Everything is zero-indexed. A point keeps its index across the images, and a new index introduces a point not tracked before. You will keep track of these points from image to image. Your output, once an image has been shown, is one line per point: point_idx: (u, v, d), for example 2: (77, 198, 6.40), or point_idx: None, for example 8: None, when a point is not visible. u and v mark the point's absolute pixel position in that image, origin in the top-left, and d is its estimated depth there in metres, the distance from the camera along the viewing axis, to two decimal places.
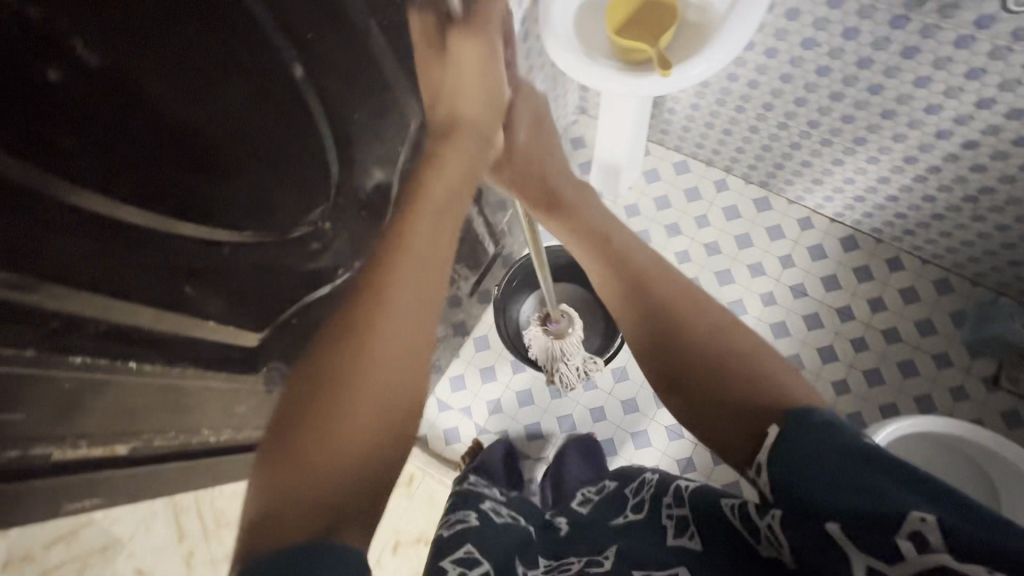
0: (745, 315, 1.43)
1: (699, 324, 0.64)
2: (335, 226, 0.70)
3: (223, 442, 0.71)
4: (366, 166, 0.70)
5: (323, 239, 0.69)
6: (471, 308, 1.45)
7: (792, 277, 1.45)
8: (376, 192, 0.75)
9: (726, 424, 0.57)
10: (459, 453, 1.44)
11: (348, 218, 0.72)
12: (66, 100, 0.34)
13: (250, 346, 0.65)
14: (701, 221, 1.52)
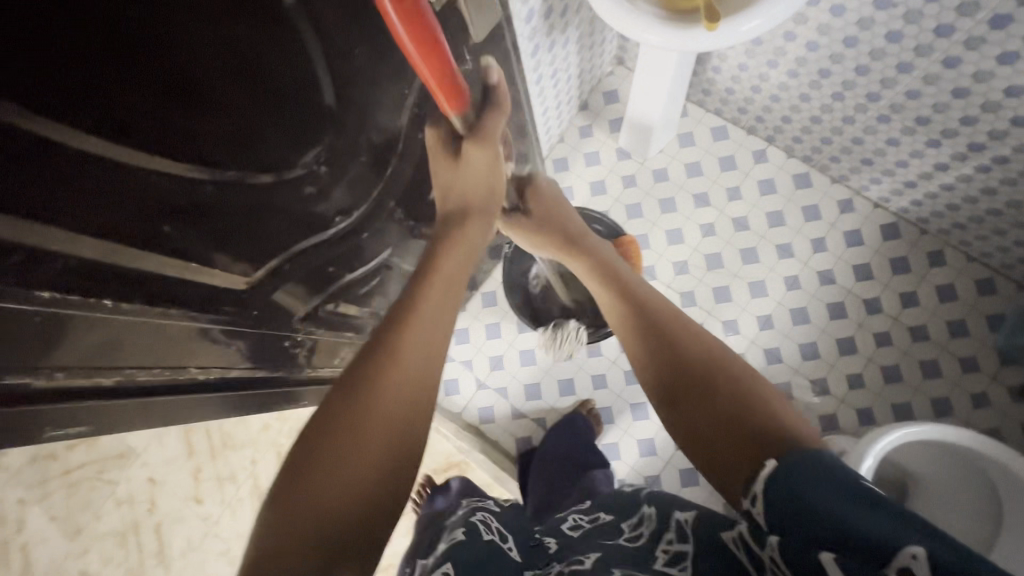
0: (765, 297, 1.37)
1: (701, 352, 0.63)
2: (335, 168, 0.67)
3: (216, 381, 0.71)
4: (372, 108, 0.65)
5: (325, 183, 0.66)
6: (482, 263, 1.42)
7: (821, 263, 1.37)
8: (383, 136, 0.70)
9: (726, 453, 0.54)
10: (457, 405, 1.45)
11: (350, 161, 0.68)
12: (26, 16, 0.30)
13: (238, 289, 0.64)
14: (732, 193, 1.43)
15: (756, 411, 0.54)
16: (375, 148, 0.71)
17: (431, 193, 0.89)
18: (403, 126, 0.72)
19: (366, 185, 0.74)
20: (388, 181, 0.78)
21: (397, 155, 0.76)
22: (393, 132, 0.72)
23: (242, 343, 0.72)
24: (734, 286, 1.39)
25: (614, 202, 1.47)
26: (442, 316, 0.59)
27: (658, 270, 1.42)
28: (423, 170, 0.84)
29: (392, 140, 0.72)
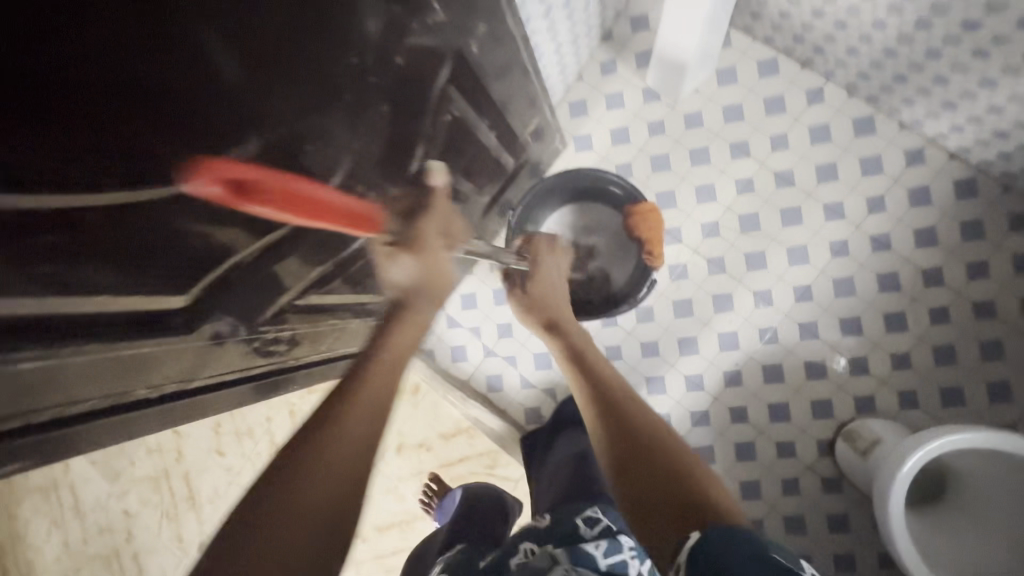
0: (806, 265, 1.21)
1: (647, 429, 0.75)
2: (302, 147, 0.53)
3: (205, 391, 0.63)
4: (318, 83, 0.51)
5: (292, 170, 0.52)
6: (489, 223, 1.29)
7: (876, 226, 1.19)
8: (344, 98, 0.56)
9: (664, 526, 0.62)
10: (465, 372, 1.41)
11: (315, 137, 0.54)
12: None
13: (183, 307, 0.51)
14: (778, 141, 1.23)
15: (691, 497, 0.63)
16: (335, 119, 0.56)
17: (411, 169, 0.76)
18: (363, 88, 0.58)
19: (337, 167, 0.60)
20: (362, 162, 0.64)
21: (365, 122, 0.61)
22: (355, 94, 0.57)
23: (224, 347, 0.62)
24: (771, 252, 1.23)
25: (638, 153, 1.29)
26: (392, 373, 0.58)
27: (684, 232, 1.27)
28: (396, 144, 0.70)
29: (352, 105, 0.58)
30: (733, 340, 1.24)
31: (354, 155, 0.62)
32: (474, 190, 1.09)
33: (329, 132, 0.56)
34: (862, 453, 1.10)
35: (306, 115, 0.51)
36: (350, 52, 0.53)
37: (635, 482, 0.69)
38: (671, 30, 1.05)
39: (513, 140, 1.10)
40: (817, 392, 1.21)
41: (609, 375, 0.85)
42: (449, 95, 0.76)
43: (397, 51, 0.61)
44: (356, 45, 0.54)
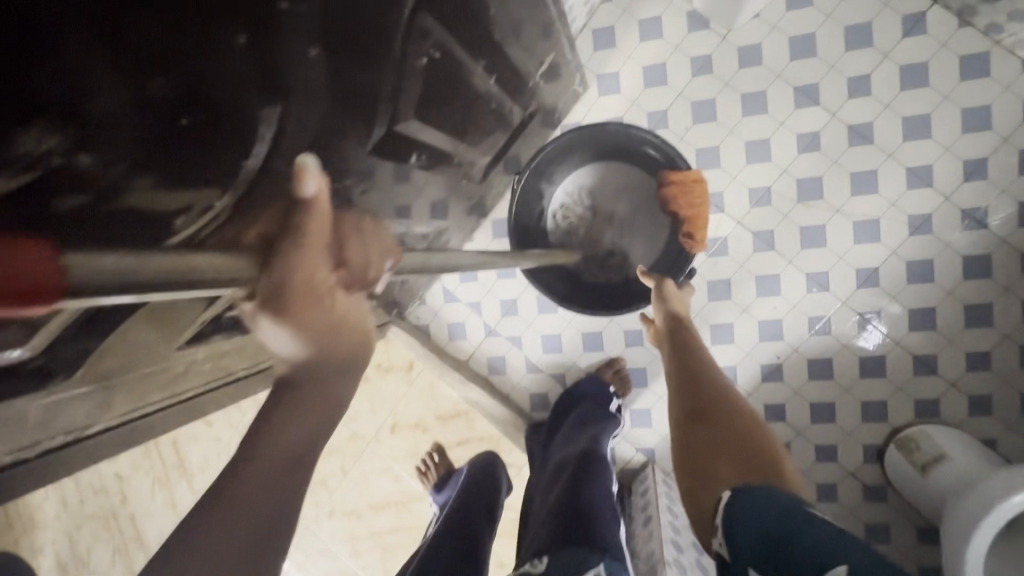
0: (875, 243, 1.00)
1: (724, 399, 0.75)
2: (176, 119, 0.33)
3: (114, 428, 0.52)
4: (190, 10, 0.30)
5: (162, 150, 0.33)
6: (491, 182, 1.07)
7: (970, 198, 0.96)
8: (235, 37, 0.34)
9: (722, 466, 0.65)
10: (464, 351, 1.26)
11: (202, 99, 0.34)
12: None
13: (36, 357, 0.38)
14: (857, 85, 0.99)
15: (748, 436, 0.68)
16: (227, 73, 0.34)
17: (370, 142, 0.55)
18: (273, 18, 0.35)
19: (248, 144, 0.39)
20: (286, 138, 0.42)
21: (291, 73, 0.39)
22: (256, 31, 0.35)
23: (120, 384, 0.51)
24: (834, 226, 1.01)
25: (676, 98, 1.05)
26: (283, 466, 0.34)
27: (727, 198, 1.05)
28: (347, 108, 0.48)
29: (261, 48, 0.36)
30: (776, 329, 1.06)
31: (284, 129, 0.42)
32: (471, 147, 0.87)
33: (226, 91, 0.35)
34: (921, 469, 0.95)
35: (167, 65, 0.31)
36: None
37: (708, 418, 0.73)
38: None
39: (522, 81, 0.87)
40: (870, 392, 1.03)
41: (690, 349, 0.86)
42: (431, 32, 0.54)
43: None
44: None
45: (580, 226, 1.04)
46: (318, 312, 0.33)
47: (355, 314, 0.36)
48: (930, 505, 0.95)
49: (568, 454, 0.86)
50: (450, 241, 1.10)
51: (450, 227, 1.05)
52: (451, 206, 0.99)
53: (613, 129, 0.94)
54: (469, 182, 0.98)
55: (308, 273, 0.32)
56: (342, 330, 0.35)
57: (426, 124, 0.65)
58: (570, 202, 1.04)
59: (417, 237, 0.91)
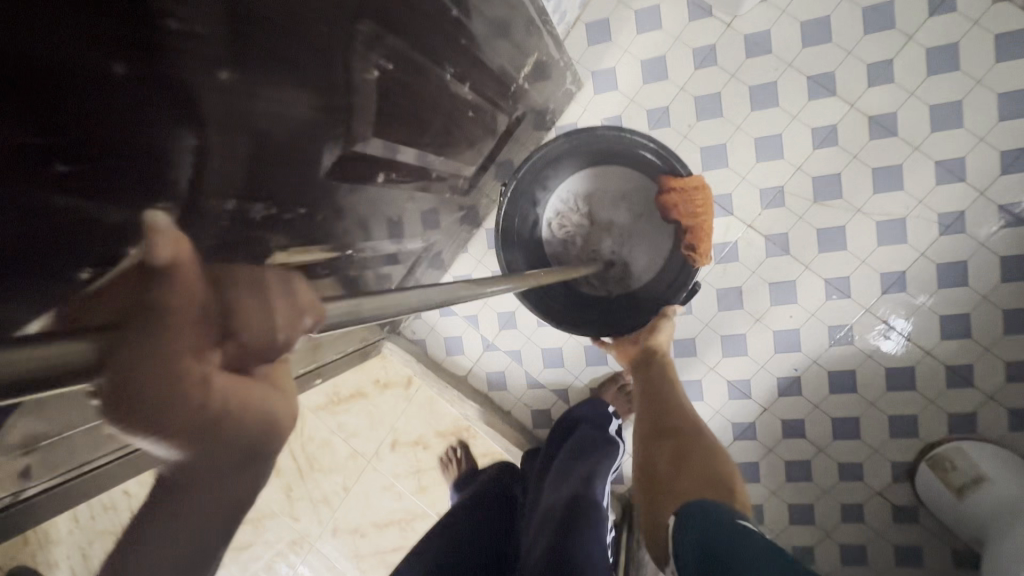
0: (901, 243, 0.92)
1: (690, 429, 0.83)
2: (51, 166, 0.26)
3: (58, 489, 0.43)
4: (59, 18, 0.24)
5: (38, 194, 0.26)
6: (482, 190, 1.02)
7: (1008, 191, 0.87)
8: (110, 67, 0.27)
9: (688, 488, 0.73)
10: (463, 367, 1.24)
11: (83, 142, 0.27)
12: None
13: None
14: (879, 70, 0.90)
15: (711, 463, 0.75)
16: (109, 107, 0.28)
17: (322, 165, 0.50)
18: (159, 40, 0.29)
19: (167, 185, 0.33)
20: (212, 168, 0.36)
21: (201, 103, 0.33)
22: (138, 58, 0.28)
23: None
24: (854, 226, 0.93)
25: (678, 93, 0.98)
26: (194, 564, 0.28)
27: (737, 199, 0.97)
28: (284, 133, 0.42)
29: (153, 76, 0.29)
30: (792, 339, 0.98)
31: (209, 161, 0.35)
32: (453, 157, 0.81)
33: (115, 129, 0.28)
34: (957, 491, 0.87)
35: (39, 107, 0.25)
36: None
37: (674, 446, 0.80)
38: None
39: (505, 83, 0.81)
40: (898, 406, 0.95)
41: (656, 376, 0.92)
42: (385, 41, 0.49)
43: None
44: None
45: (577, 234, 0.98)
46: (191, 410, 0.26)
47: (255, 393, 0.30)
48: (967, 531, 0.87)
49: (554, 499, 0.83)
50: (442, 253, 1.04)
51: (441, 238, 0.99)
52: (440, 217, 0.93)
53: (610, 135, 0.86)
54: (458, 192, 0.93)
55: (173, 363, 0.25)
56: (242, 416, 0.29)
57: (389, 139, 0.59)
58: (566, 211, 0.98)
59: (403, 253, 0.85)
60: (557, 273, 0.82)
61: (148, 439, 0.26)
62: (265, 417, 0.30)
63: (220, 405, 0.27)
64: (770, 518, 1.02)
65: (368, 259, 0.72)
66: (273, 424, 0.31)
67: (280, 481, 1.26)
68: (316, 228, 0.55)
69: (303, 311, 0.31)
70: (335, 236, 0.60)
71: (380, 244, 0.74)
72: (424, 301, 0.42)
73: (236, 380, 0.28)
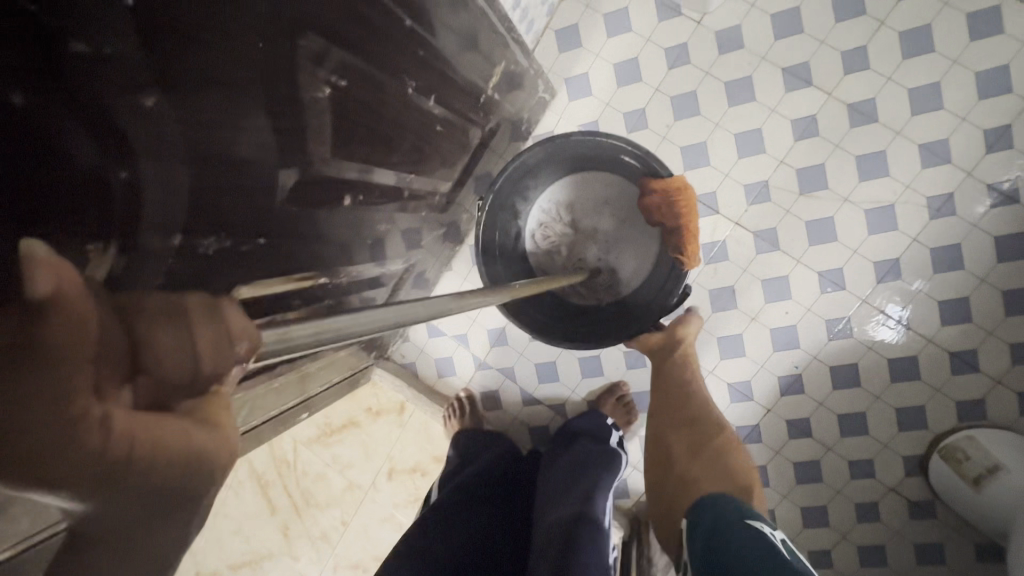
0: (892, 229, 0.90)
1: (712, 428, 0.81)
2: None
3: None
4: None
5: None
6: (461, 206, 0.99)
7: (995, 170, 0.86)
8: (9, 96, 0.23)
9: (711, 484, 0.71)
10: (455, 387, 1.20)
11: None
12: None
13: None
14: (855, 58, 0.88)
15: (732, 466, 0.75)
16: (11, 140, 0.24)
17: (279, 193, 0.47)
18: (61, 60, 0.25)
19: (97, 224, 0.29)
20: (151, 202, 0.33)
21: (129, 133, 0.30)
22: (38, 85, 0.25)
23: None
24: (843, 217, 0.91)
25: (654, 94, 0.96)
26: None
27: (722, 197, 0.95)
28: (229, 163, 0.39)
29: (66, 104, 0.26)
30: (790, 335, 0.95)
31: (148, 194, 0.32)
32: (427, 173, 0.79)
33: (18, 163, 0.24)
34: (973, 482, 0.84)
35: None
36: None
37: (695, 442, 0.79)
38: None
39: (474, 94, 0.79)
40: (904, 397, 0.92)
41: (671, 371, 0.88)
42: (336, 59, 0.46)
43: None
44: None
45: (561, 244, 0.96)
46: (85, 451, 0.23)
47: (179, 432, 0.26)
48: (988, 522, 0.84)
49: (557, 516, 0.80)
50: (426, 273, 1.01)
51: (423, 259, 0.97)
52: (421, 236, 0.90)
53: (588, 141, 0.84)
54: (436, 209, 0.90)
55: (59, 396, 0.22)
56: (156, 455, 0.25)
57: (352, 159, 0.57)
58: (548, 222, 0.95)
59: (385, 275, 0.82)
60: (546, 282, 0.81)
61: (40, 490, 0.23)
62: (195, 459, 0.26)
63: (121, 443, 0.24)
64: (783, 523, 0.98)
65: (346, 285, 0.69)
66: (198, 462, 0.26)
67: (276, 520, 1.21)
68: (284, 260, 0.52)
69: (239, 336, 0.28)
70: (307, 264, 0.57)
71: (359, 268, 0.71)
72: (399, 317, 0.40)
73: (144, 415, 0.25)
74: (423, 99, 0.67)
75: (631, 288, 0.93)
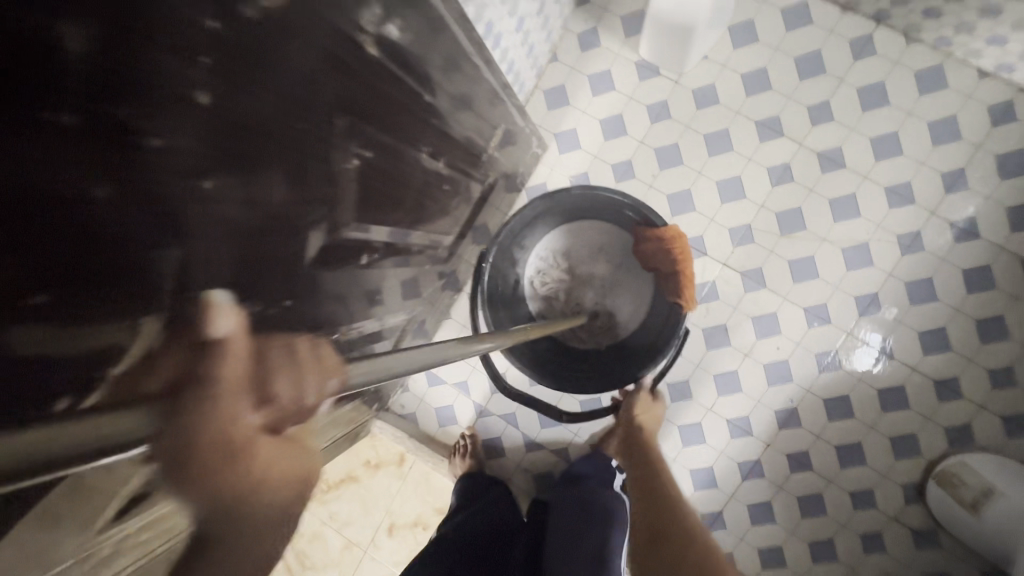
0: (868, 265, 0.95)
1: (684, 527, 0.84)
2: (29, 298, 0.24)
3: None
4: (57, 151, 0.23)
5: (3, 327, 0.23)
6: (461, 256, 1.02)
7: (956, 209, 0.93)
8: (94, 191, 0.25)
9: None
10: (454, 436, 1.19)
11: (43, 265, 0.24)
12: None
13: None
14: (820, 111, 0.97)
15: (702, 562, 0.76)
16: (90, 228, 0.26)
17: (306, 255, 0.49)
18: (139, 154, 0.27)
19: (150, 296, 0.31)
20: (198, 273, 0.34)
21: (182, 214, 0.31)
22: (117, 176, 0.27)
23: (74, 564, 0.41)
24: (822, 255, 0.97)
25: (639, 146, 1.02)
26: None
27: (709, 240, 1.00)
28: (263, 229, 0.41)
29: (134, 193, 0.28)
30: (783, 370, 0.99)
31: (197, 261, 0.34)
32: (429, 228, 0.82)
33: (96, 251, 0.26)
34: (971, 507, 0.87)
35: (32, 233, 0.23)
36: (65, 82, 0.22)
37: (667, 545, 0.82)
38: None
39: (473, 153, 0.83)
40: (896, 426, 0.95)
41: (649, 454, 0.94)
42: (364, 132, 0.50)
43: (204, 56, 0.29)
44: (68, 73, 0.23)
45: (560, 290, 0.99)
46: (231, 474, 0.23)
47: (294, 453, 0.26)
48: (991, 547, 0.86)
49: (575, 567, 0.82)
50: (426, 324, 1.03)
51: (424, 308, 0.98)
52: (422, 288, 0.93)
53: (584, 194, 0.89)
54: (437, 260, 0.93)
55: (222, 429, 0.23)
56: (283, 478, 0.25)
57: (369, 220, 0.60)
58: (545, 269, 0.99)
59: (389, 327, 0.83)
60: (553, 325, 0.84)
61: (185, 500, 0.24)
62: (303, 480, 0.27)
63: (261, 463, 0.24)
64: (792, 559, 0.99)
65: (355, 341, 0.70)
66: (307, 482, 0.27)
67: None
68: (305, 319, 0.54)
69: (330, 372, 0.29)
70: (323, 321, 0.58)
71: (369, 322, 0.73)
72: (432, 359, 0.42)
73: (273, 443, 0.25)
74: (431, 161, 0.71)
75: (627, 329, 0.96)
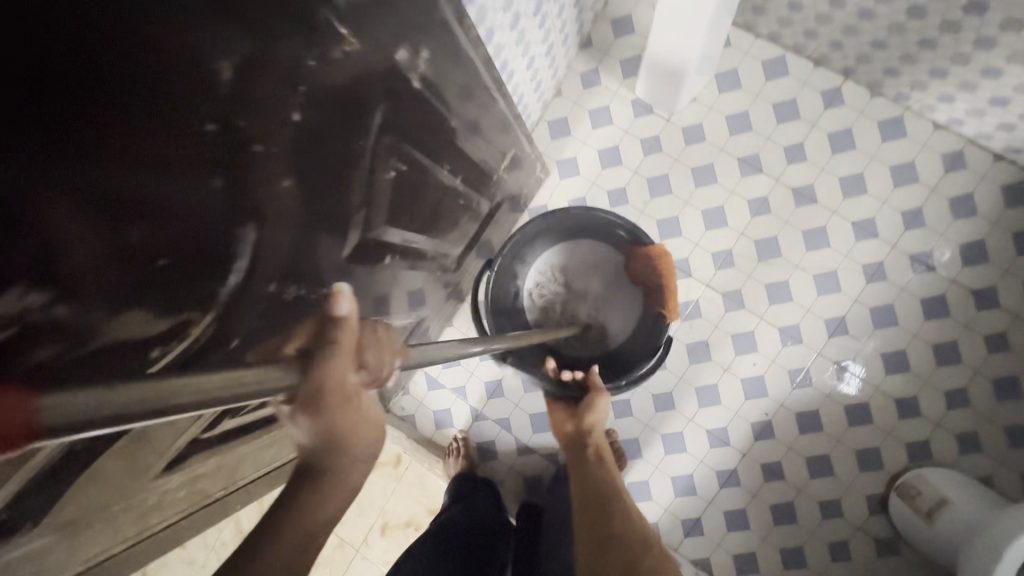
0: (836, 291, 1.05)
1: None
2: (156, 260, 0.32)
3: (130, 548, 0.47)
4: (197, 153, 0.32)
5: (129, 276, 0.31)
6: (466, 267, 1.11)
7: (915, 244, 1.04)
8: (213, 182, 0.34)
9: None
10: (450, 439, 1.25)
11: (170, 234, 0.32)
12: None
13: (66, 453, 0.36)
14: (795, 151, 1.08)
15: None
16: (206, 209, 0.34)
17: (344, 250, 0.57)
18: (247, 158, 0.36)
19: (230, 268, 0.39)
20: (267, 257, 0.43)
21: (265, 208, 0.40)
22: (230, 173, 0.35)
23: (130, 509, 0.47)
24: (796, 281, 1.06)
25: (633, 175, 1.13)
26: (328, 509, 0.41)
27: (693, 263, 1.10)
28: (318, 227, 0.49)
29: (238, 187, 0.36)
30: (759, 385, 1.07)
31: (270, 249, 0.43)
32: (441, 238, 0.91)
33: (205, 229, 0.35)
34: (926, 515, 0.94)
35: (166, 209, 0.32)
36: (211, 102, 0.32)
37: None
38: (660, 36, 0.92)
39: (484, 174, 0.93)
40: (861, 440, 1.03)
41: None
42: (399, 150, 0.59)
43: (302, 85, 0.38)
44: (215, 93, 0.32)
45: (556, 302, 1.07)
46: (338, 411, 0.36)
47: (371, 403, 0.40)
48: (945, 555, 0.93)
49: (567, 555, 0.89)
50: (430, 329, 1.10)
51: (429, 314, 1.06)
52: (430, 293, 1.01)
53: (583, 217, 1.00)
54: (445, 269, 1.01)
55: (337, 383, 0.35)
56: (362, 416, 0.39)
57: (394, 225, 0.68)
58: (542, 283, 1.07)
59: (399, 327, 0.91)
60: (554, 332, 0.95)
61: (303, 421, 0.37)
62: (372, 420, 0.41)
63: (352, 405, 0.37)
64: (764, 565, 1.05)
65: None
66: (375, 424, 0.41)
67: None
68: None
69: (397, 351, 0.42)
70: None
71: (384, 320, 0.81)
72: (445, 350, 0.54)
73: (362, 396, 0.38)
74: (448, 178, 0.80)
75: (615, 341, 1.05)
